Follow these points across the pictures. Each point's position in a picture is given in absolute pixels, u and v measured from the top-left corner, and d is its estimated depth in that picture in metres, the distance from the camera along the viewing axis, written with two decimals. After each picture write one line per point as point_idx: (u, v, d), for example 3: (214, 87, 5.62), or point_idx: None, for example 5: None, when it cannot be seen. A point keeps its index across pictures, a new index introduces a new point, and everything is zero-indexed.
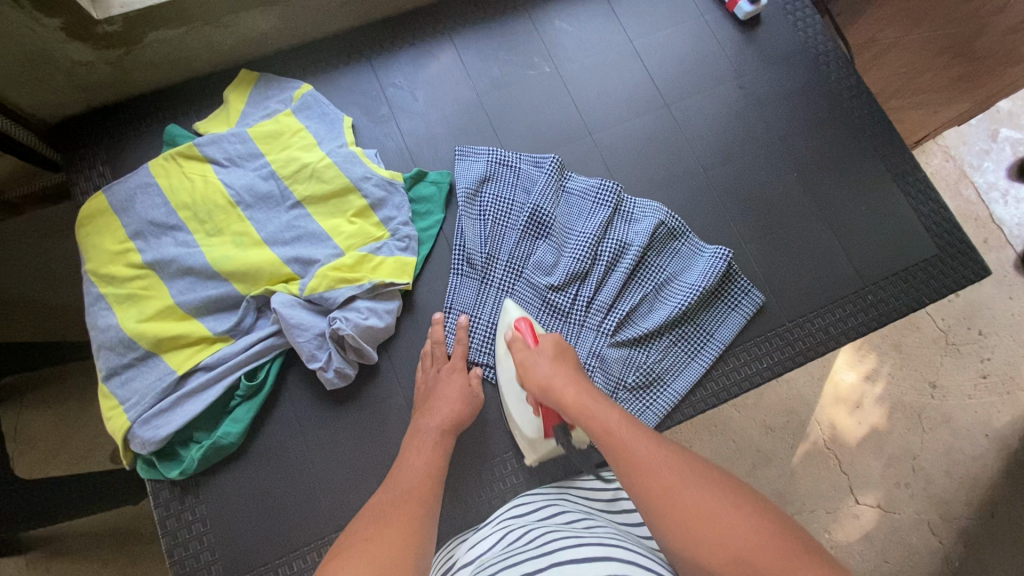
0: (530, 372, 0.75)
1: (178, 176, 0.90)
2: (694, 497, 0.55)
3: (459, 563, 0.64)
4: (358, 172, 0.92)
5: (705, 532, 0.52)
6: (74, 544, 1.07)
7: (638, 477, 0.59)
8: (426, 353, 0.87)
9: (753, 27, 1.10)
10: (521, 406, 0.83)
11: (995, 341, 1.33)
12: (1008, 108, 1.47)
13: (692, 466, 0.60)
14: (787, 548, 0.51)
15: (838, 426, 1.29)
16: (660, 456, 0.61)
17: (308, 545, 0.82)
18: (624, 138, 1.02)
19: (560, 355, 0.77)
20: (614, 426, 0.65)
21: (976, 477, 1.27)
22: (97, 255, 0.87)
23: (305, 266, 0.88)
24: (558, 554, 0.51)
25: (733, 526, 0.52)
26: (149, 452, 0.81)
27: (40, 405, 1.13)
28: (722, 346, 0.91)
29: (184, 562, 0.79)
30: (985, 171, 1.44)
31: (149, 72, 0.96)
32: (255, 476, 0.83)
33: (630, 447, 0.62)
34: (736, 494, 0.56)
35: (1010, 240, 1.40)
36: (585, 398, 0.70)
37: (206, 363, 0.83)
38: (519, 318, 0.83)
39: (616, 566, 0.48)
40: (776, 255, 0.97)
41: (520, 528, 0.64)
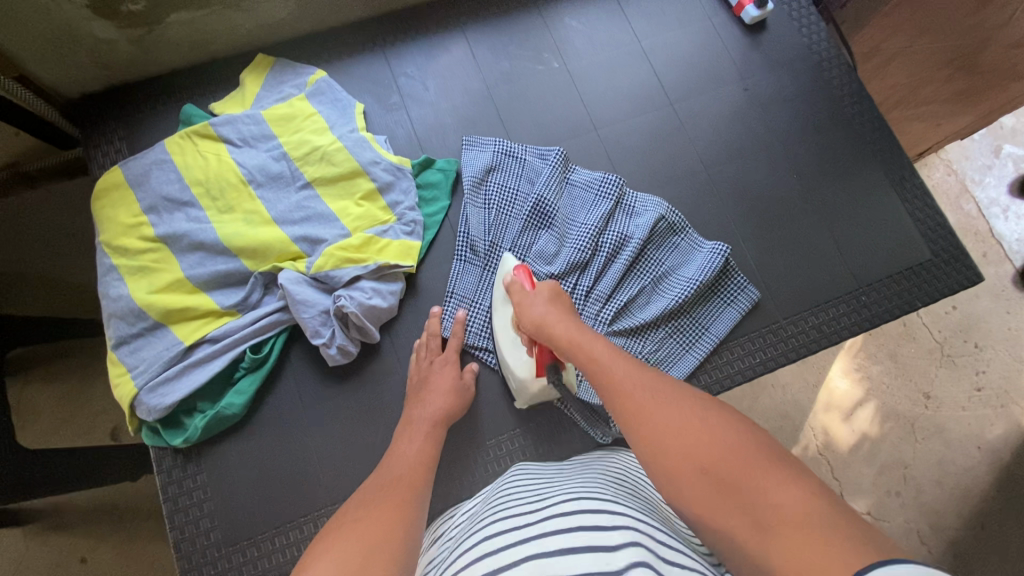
0: (526, 311, 0.81)
1: (192, 154, 0.93)
2: (669, 413, 0.57)
3: (456, 523, 0.69)
4: (367, 156, 0.95)
5: (674, 443, 0.55)
6: (72, 518, 1.10)
7: (620, 400, 0.62)
8: (421, 342, 0.88)
9: (759, 31, 1.12)
10: (514, 345, 0.87)
11: (991, 354, 1.35)
12: (1011, 125, 1.49)
13: (669, 388, 0.62)
14: (750, 455, 0.51)
15: (831, 433, 1.30)
16: (641, 378, 0.64)
17: (305, 517, 0.84)
18: (629, 135, 1.04)
19: (554, 298, 0.81)
20: (600, 355, 0.69)
21: (967, 488, 1.28)
22: (111, 227, 0.89)
23: (313, 245, 0.90)
24: (548, 509, 0.55)
25: (699, 435, 0.54)
26: (153, 419, 0.83)
27: (45, 379, 1.15)
28: (717, 340, 0.93)
29: (183, 527, 0.82)
30: (986, 187, 1.46)
31: (168, 53, 0.98)
32: (255, 449, 0.85)
33: (611, 371, 0.66)
34: (706, 409, 0.57)
35: (1009, 256, 1.42)
36: (575, 331, 0.75)
37: (212, 335, 0.86)
38: (517, 264, 0.88)
39: (599, 515, 0.52)
40: (773, 255, 0.99)
41: (515, 487, 0.69)
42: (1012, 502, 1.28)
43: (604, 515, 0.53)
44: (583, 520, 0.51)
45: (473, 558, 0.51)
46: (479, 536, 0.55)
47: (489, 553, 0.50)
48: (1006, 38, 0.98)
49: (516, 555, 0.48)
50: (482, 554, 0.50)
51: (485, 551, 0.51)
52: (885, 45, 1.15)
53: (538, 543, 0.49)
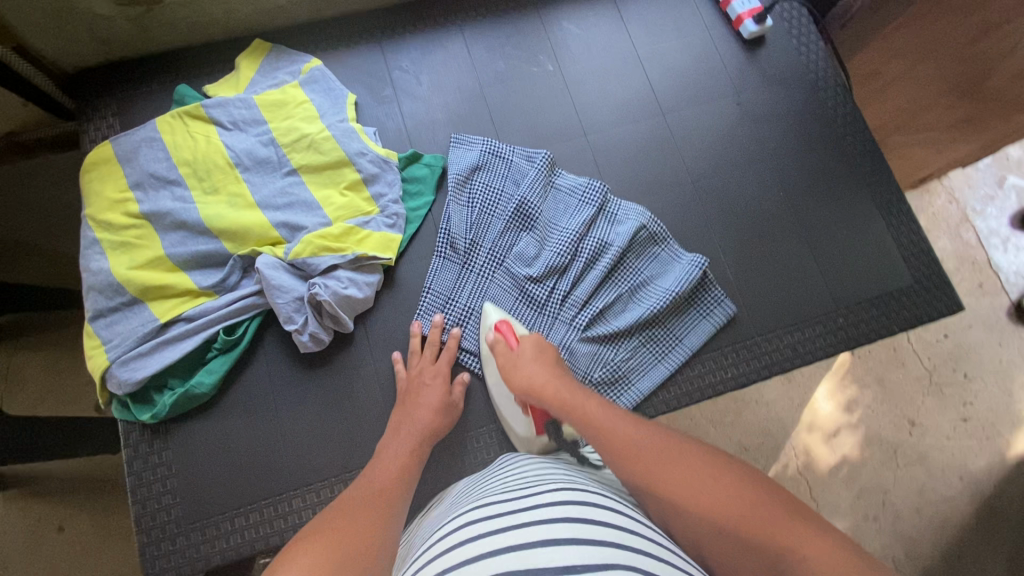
0: (514, 372, 0.80)
1: (182, 134, 0.94)
2: (680, 474, 0.60)
3: (438, 509, 0.71)
4: (354, 147, 0.95)
5: (695, 506, 0.57)
6: (53, 486, 1.11)
7: (626, 461, 0.62)
8: (414, 351, 0.89)
9: (757, 47, 1.12)
10: (512, 407, 0.88)
11: (979, 386, 1.34)
12: (1016, 156, 1.48)
13: (672, 442, 0.64)
14: (766, 508, 0.56)
15: (812, 453, 1.30)
16: (639, 434, 0.65)
17: (266, 499, 0.84)
18: (619, 142, 1.04)
19: (539, 355, 0.80)
20: (591, 413, 0.70)
21: (946, 518, 1.28)
22: (97, 201, 0.90)
23: (292, 231, 0.91)
24: (530, 500, 0.57)
25: (715, 497, 0.57)
26: (124, 393, 0.84)
27: (34, 348, 1.17)
28: (689, 352, 0.94)
29: (145, 502, 0.83)
30: (987, 217, 1.45)
31: (167, 32, 0.99)
32: (223, 429, 0.86)
33: (611, 432, 0.66)
34: (713, 463, 0.61)
35: (1005, 287, 1.40)
36: (566, 392, 0.74)
37: (187, 314, 0.87)
38: (499, 321, 0.88)
39: (582, 510, 0.54)
40: (753, 271, 0.99)
41: (499, 477, 0.71)
42: (991, 535, 1.27)
43: (586, 510, 0.54)
44: (565, 513, 0.53)
45: (452, 543, 0.52)
46: (459, 521, 0.57)
47: (468, 540, 0.51)
48: (1008, 68, 0.97)
49: (497, 543, 0.49)
50: (461, 540, 0.52)
51: (464, 537, 0.52)
52: (886, 69, 1.14)
53: (520, 532, 0.50)
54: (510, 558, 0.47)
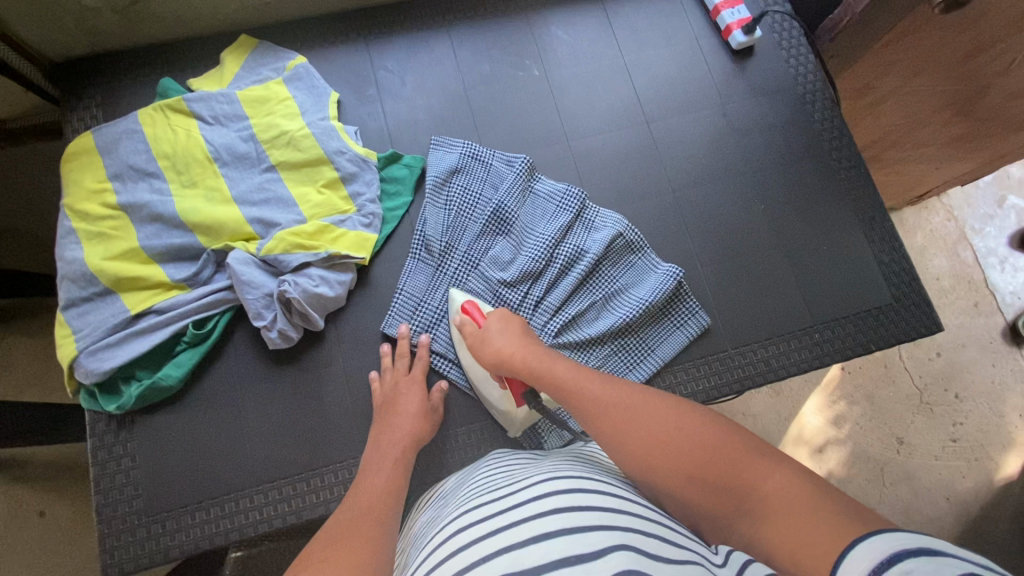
0: (486, 345, 0.81)
1: (163, 127, 0.94)
2: (649, 425, 0.63)
3: (432, 510, 0.71)
4: (333, 145, 0.95)
5: (663, 462, 0.60)
6: (37, 471, 1.11)
7: (599, 422, 0.65)
8: (400, 351, 0.89)
9: (746, 58, 1.11)
10: (488, 383, 0.88)
11: (970, 406, 1.33)
12: (1018, 176, 1.46)
13: (640, 395, 0.67)
14: (732, 445, 0.59)
15: None
16: (610, 393, 0.68)
17: (228, 494, 0.84)
18: (601, 149, 1.04)
19: (506, 326, 0.81)
20: (564, 377, 0.72)
21: None
22: (76, 191, 0.91)
23: (266, 228, 0.91)
24: (517, 492, 0.58)
25: (682, 445, 0.60)
26: (91, 382, 0.84)
27: (26, 334, 1.18)
28: (661, 362, 0.93)
29: (108, 493, 0.83)
30: (986, 237, 1.43)
31: (153, 25, 1.00)
32: (190, 423, 0.87)
33: (582, 395, 0.69)
34: (681, 413, 0.64)
35: (1001, 308, 1.39)
36: (536, 360, 0.76)
37: (158, 306, 0.87)
38: (465, 301, 0.90)
39: (569, 495, 0.55)
40: (730, 284, 0.98)
41: (491, 470, 0.71)
42: (979, 558, 1.24)
43: (574, 494, 0.55)
44: (553, 503, 0.53)
45: (446, 552, 0.52)
46: (450, 527, 0.57)
47: (461, 548, 0.52)
48: (1005, 86, 0.95)
49: (488, 549, 0.50)
50: (454, 550, 0.52)
51: (456, 546, 0.53)
52: (879, 83, 1.09)
53: (509, 532, 0.51)
54: (504, 562, 0.48)
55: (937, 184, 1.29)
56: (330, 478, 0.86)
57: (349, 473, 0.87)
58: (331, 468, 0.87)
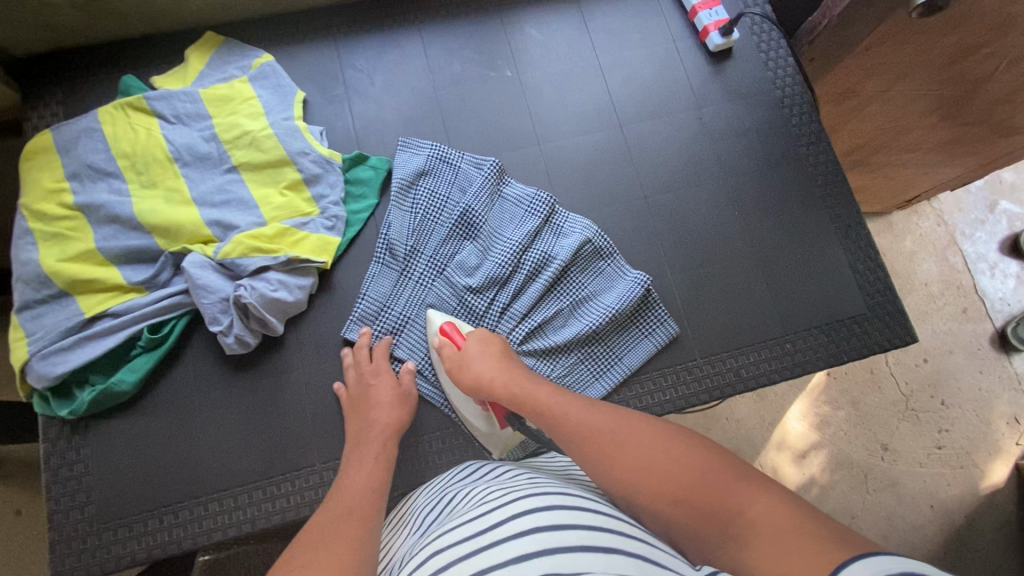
0: (466, 369, 0.79)
1: (123, 125, 0.92)
2: (632, 447, 0.61)
3: (415, 519, 0.70)
4: (296, 146, 0.94)
5: (643, 488, 0.58)
6: (11, 469, 1.06)
7: (581, 445, 0.64)
8: (364, 347, 0.88)
9: (723, 59, 1.09)
10: (469, 404, 0.86)
11: (956, 414, 1.30)
12: (1010, 180, 1.43)
13: (622, 417, 0.66)
14: (715, 467, 0.57)
15: (780, 474, 1.25)
16: (590, 418, 0.66)
17: (182, 502, 0.83)
18: (573, 152, 1.02)
19: (485, 348, 0.80)
20: (544, 402, 0.71)
21: (916, 546, 1.22)
22: (34, 190, 0.88)
23: (225, 230, 0.89)
24: (497, 505, 0.56)
25: (665, 467, 0.59)
26: (45, 387, 0.83)
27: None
28: (628, 371, 0.91)
29: (59, 499, 0.82)
30: (976, 241, 1.40)
31: (116, 22, 0.98)
32: (145, 428, 0.85)
33: (564, 417, 0.67)
34: (662, 437, 0.62)
35: (990, 314, 1.36)
36: (515, 383, 0.75)
37: (114, 310, 0.85)
38: (445, 324, 0.87)
39: (551, 511, 0.54)
40: (700, 292, 0.96)
41: (474, 480, 0.70)
42: (962, 567, 1.22)
43: (556, 510, 0.54)
44: (534, 521, 0.52)
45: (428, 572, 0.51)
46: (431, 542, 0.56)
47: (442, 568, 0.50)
48: (994, 91, 0.93)
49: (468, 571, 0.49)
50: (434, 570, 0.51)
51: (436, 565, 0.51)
52: (862, 87, 1.04)
53: (490, 553, 0.50)
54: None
55: (924, 188, 1.26)
56: (287, 486, 0.84)
57: (307, 481, 0.85)
58: (288, 476, 0.85)
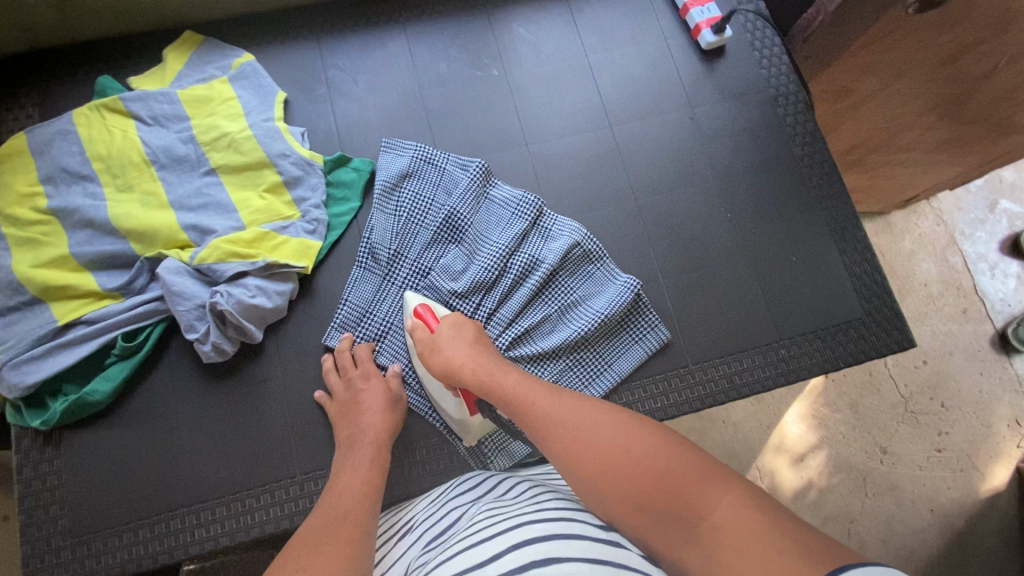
0: (436, 355, 0.78)
1: (99, 127, 0.90)
2: (599, 442, 0.60)
3: (406, 539, 0.67)
4: (276, 148, 0.91)
5: (609, 480, 0.57)
6: None
7: (548, 439, 0.63)
8: (349, 354, 0.86)
9: (716, 58, 1.07)
10: (440, 388, 0.84)
11: (956, 416, 1.28)
12: (1011, 179, 1.40)
13: (593, 410, 0.64)
14: (684, 466, 0.56)
15: (777, 478, 1.23)
16: (559, 408, 0.65)
17: (159, 514, 0.80)
18: (562, 153, 0.99)
19: (455, 334, 0.78)
20: (513, 390, 0.69)
21: (915, 551, 1.20)
22: (6, 195, 0.86)
23: (202, 234, 0.86)
24: (492, 534, 0.53)
25: (632, 464, 0.57)
26: (17, 398, 0.80)
27: None
28: (618, 378, 0.89)
29: (32, 512, 0.79)
30: (976, 241, 1.37)
31: (91, 20, 0.95)
32: (121, 438, 0.83)
33: (533, 410, 0.66)
34: (632, 431, 0.61)
35: (990, 315, 1.33)
36: (485, 374, 0.73)
37: (88, 317, 0.83)
38: (420, 305, 0.85)
39: (548, 542, 0.50)
40: (692, 297, 0.94)
41: (466, 502, 0.67)
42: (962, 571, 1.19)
43: (556, 540, 0.50)
44: (530, 555, 0.48)
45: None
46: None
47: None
48: (993, 88, 0.91)
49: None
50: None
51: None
52: (858, 85, 1.01)
53: None
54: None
55: (925, 186, 1.24)
56: (266, 498, 0.82)
57: (286, 493, 0.82)
58: (268, 487, 0.82)
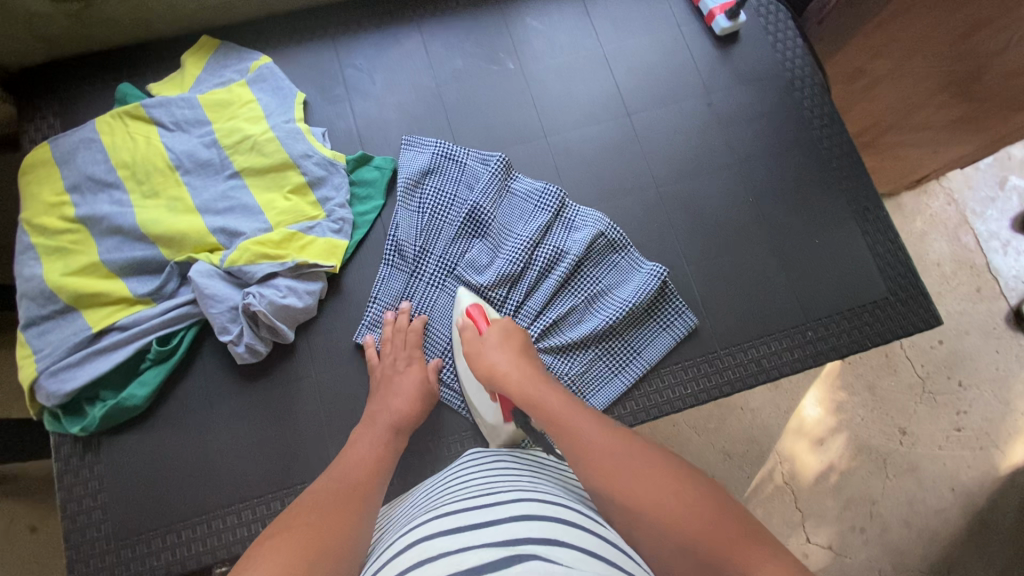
0: (479, 358, 0.77)
1: (122, 135, 0.90)
2: (643, 482, 0.58)
3: (406, 506, 0.67)
4: (299, 149, 0.92)
5: (652, 518, 0.56)
6: (26, 487, 1.03)
7: (589, 466, 0.61)
8: (386, 341, 0.87)
9: (730, 43, 1.06)
10: (479, 392, 0.83)
11: (974, 395, 1.27)
12: (1020, 156, 1.39)
13: (641, 449, 0.63)
14: (729, 521, 0.54)
15: (797, 461, 1.23)
16: (604, 438, 0.63)
17: (200, 516, 0.81)
18: (581, 144, 0.99)
19: (505, 341, 0.78)
20: (558, 408, 0.68)
21: (937, 530, 1.20)
22: (33, 205, 0.86)
23: (230, 237, 0.87)
24: (486, 511, 0.52)
25: (677, 510, 0.55)
26: (54, 404, 0.81)
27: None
28: (647, 365, 0.89)
29: (75, 517, 0.80)
30: (987, 219, 1.36)
31: (109, 29, 0.95)
32: (158, 442, 0.83)
33: (578, 431, 0.64)
34: (675, 478, 0.59)
35: (1004, 292, 1.32)
36: (530, 388, 0.72)
37: (121, 323, 0.83)
38: (471, 305, 0.85)
39: (545, 525, 0.50)
40: (718, 282, 0.94)
41: (469, 475, 0.66)
42: (984, 549, 1.19)
43: (551, 524, 0.50)
44: (528, 531, 0.48)
45: (413, 561, 0.46)
46: (417, 533, 0.51)
47: (430, 559, 0.46)
48: (1005, 64, 0.87)
49: (455, 565, 0.43)
50: (421, 560, 0.46)
51: (423, 555, 0.47)
52: (871, 66, 1.01)
53: (478, 551, 0.44)
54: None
55: (933, 168, 1.18)
56: None
57: None
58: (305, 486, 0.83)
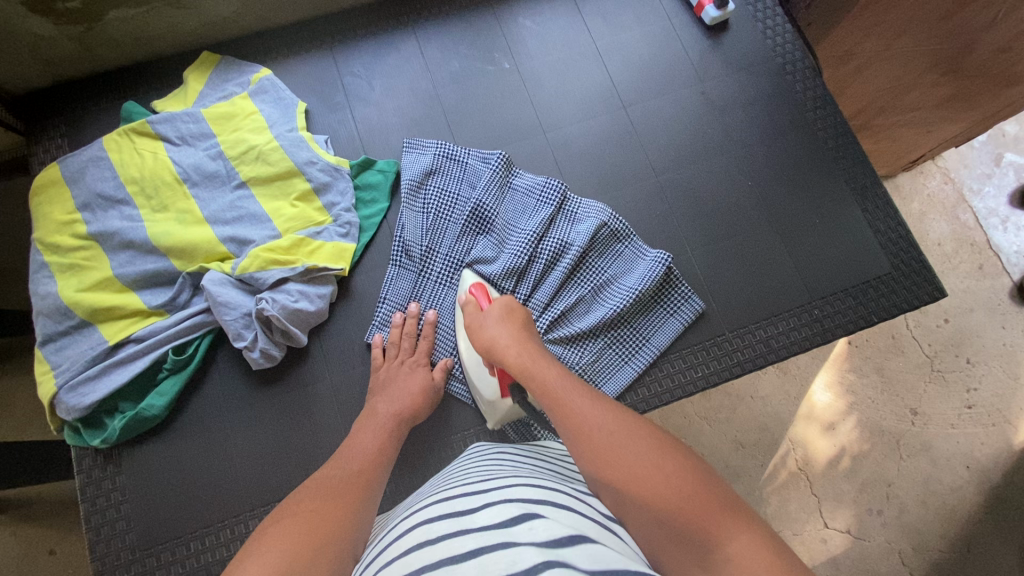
0: (478, 331, 0.79)
1: (129, 151, 0.92)
2: (626, 455, 0.57)
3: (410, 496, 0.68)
4: (303, 156, 0.93)
5: (630, 489, 0.54)
6: (41, 511, 1.04)
7: (575, 435, 0.61)
8: (393, 342, 0.88)
9: (720, 32, 1.08)
10: (478, 369, 0.85)
11: (983, 371, 1.27)
12: (1014, 132, 1.40)
13: (627, 421, 0.61)
14: (706, 493, 0.52)
15: (810, 447, 1.23)
16: (593, 411, 0.62)
17: (223, 522, 0.82)
18: (578, 138, 1.01)
19: (507, 316, 0.79)
20: (553, 382, 0.68)
21: (954, 509, 1.20)
22: (45, 225, 0.88)
23: (240, 246, 0.89)
24: (484, 496, 0.53)
25: (657, 480, 0.54)
26: (74, 418, 0.82)
27: (21, 373, 1.06)
28: (657, 352, 0.90)
29: (99, 529, 0.81)
30: (984, 196, 1.37)
31: (112, 49, 0.98)
32: (178, 452, 0.84)
33: (567, 404, 0.64)
34: (659, 447, 0.58)
35: (1007, 268, 1.33)
36: (527, 357, 0.73)
37: (137, 334, 0.85)
38: (474, 283, 0.88)
39: (542, 509, 0.50)
40: (723, 266, 0.95)
41: (469, 465, 0.67)
42: (1002, 526, 1.19)
43: (547, 508, 0.51)
44: (525, 513, 0.48)
45: (413, 544, 0.47)
46: (418, 517, 0.53)
47: (430, 541, 0.47)
48: (994, 39, 0.87)
49: (455, 549, 0.44)
50: (421, 542, 0.47)
51: (423, 538, 0.48)
52: (859, 48, 1.01)
53: (477, 535, 0.45)
54: (471, 567, 0.41)
55: (930, 147, 1.16)
56: None
57: None
58: None
